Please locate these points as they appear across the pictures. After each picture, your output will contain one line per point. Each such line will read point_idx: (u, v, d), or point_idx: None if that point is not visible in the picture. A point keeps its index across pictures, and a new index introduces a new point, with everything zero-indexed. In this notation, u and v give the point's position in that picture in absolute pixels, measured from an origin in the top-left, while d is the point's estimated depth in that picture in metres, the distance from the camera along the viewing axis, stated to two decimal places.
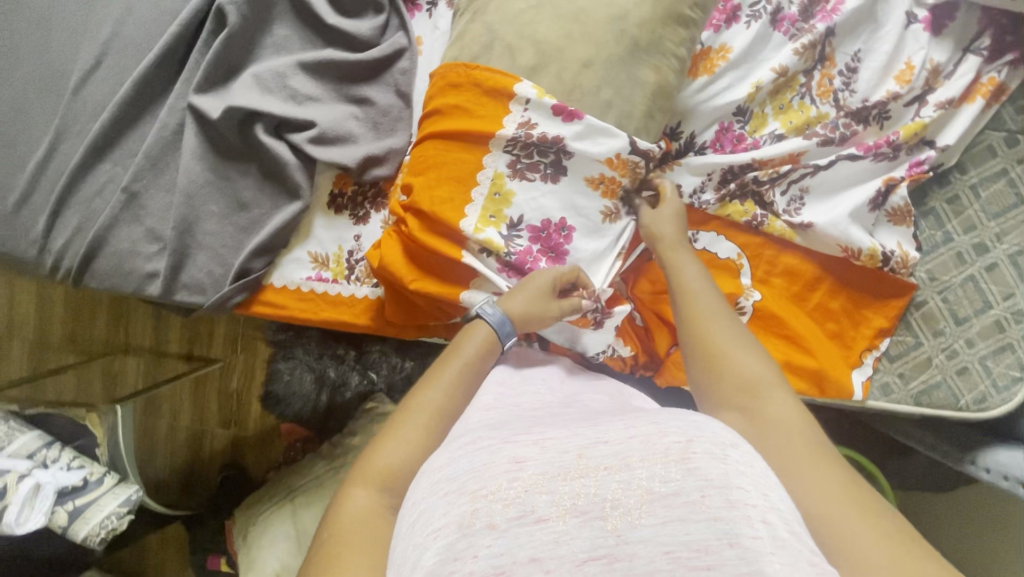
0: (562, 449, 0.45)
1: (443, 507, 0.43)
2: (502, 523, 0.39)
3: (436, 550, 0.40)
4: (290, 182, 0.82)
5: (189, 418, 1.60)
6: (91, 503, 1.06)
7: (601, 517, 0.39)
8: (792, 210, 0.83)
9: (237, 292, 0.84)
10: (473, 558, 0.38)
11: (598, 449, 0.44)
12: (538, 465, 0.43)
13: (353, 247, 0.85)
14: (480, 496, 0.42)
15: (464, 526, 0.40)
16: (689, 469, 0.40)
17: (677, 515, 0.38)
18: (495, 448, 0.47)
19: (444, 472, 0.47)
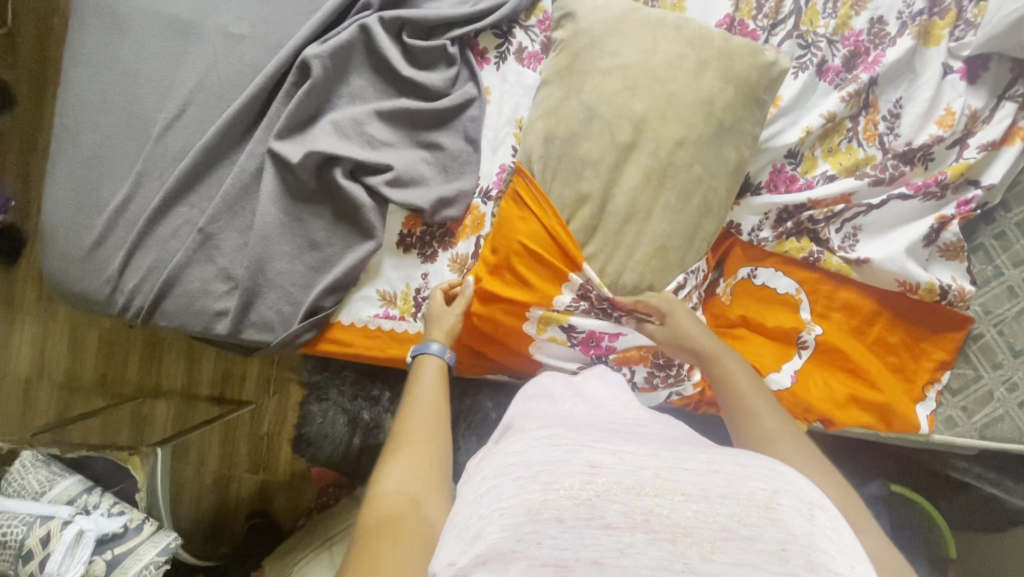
0: (640, 462, 0.44)
1: (513, 487, 0.44)
2: (571, 519, 0.40)
3: (501, 525, 0.41)
4: (364, 223, 0.84)
5: (217, 462, 1.57)
6: (129, 552, 1.03)
7: (670, 540, 0.40)
8: (847, 247, 0.86)
9: (307, 329, 0.86)
10: (537, 544, 0.40)
11: (678, 472, 0.43)
12: (614, 473, 0.43)
13: (421, 285, 0.87)
14: (552, 488, 0.42)
15: (531, 511, 0.41)
16: (771, 519, 0.40)
17: (752, 559, 0.38)
18: (571, 446, 0.46)
19: (525, 453, 0.47)
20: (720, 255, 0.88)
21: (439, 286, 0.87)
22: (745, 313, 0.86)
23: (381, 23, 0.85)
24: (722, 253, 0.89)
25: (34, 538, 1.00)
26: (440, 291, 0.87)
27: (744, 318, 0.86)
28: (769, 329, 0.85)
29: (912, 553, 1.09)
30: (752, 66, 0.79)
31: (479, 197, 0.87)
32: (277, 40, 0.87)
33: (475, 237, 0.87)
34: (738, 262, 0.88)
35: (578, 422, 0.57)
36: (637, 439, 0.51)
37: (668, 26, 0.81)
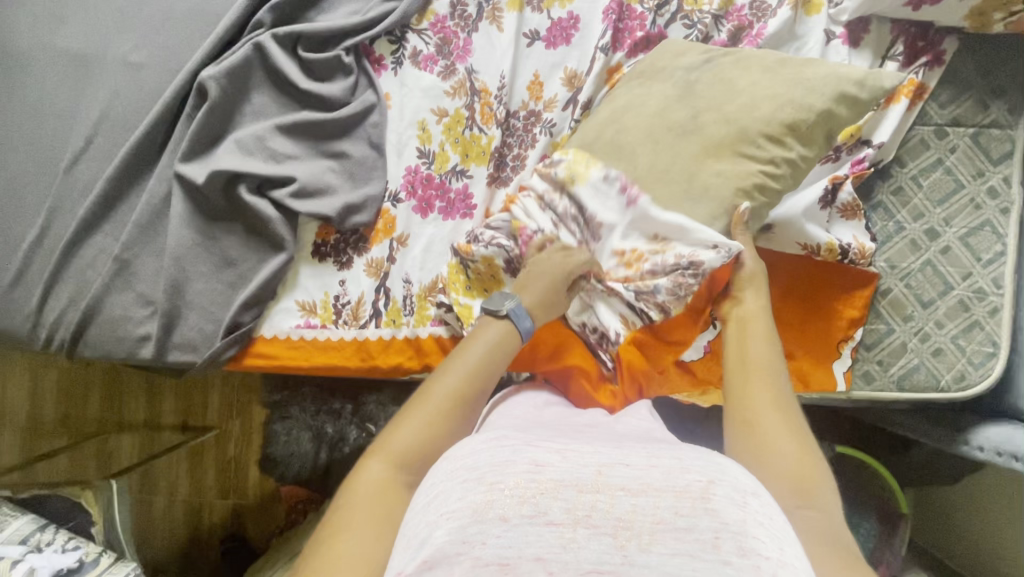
0: (583, 463, 0.49)
1: (460, 491, 0.47)
2: (515, 517, 0.44)
3: (447, 529, 0.44)
4: (275, 236, 0.86)
5: (187, 490, 1.58)
6: None
7: (610, 534, 0.44)
8: None
9: (229, 345, 0.87)
10: (482, 545, 0.43)
11: (619, 469, 0.48)
12: (557, 471, 0.48)
13: (339, 292, 0.88)
14: (496, 488, 0.46)
15: (478, 512, 0.45)
16: (706, 509, 0.44)
17: (687, 548, 0.42)
18: (519, 448, 0.51)
19: (477, 465, 0.50)
20: None
21: (357, 291, 0.88)
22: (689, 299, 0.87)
23: (275, 40, 0.87)
24: None
25: None
26: (357, 297, 0.88)
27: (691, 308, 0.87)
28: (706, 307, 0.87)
29: (864, 513, 1.10)
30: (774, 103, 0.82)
31: (389, 201, 0.89)
32: (176, 65, 0.89)
33: (388, 240, 0.89)
34: None
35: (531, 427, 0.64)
36: (581, 443, 0.55)
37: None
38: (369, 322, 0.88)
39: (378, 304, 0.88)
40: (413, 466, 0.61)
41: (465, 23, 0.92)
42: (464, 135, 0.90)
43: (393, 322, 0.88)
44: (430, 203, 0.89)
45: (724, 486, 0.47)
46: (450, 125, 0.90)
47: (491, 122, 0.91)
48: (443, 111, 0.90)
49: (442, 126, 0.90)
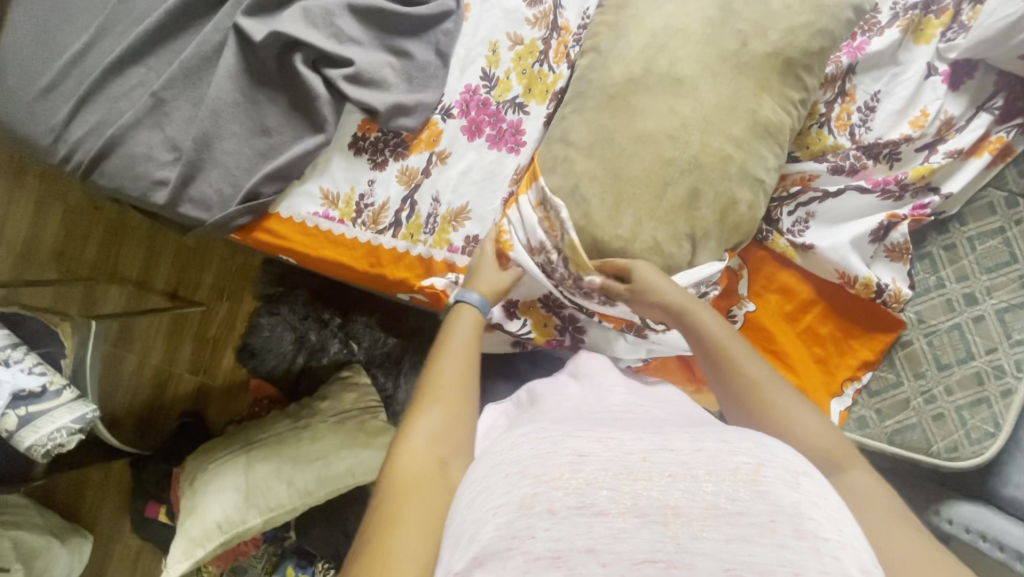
0: (625, 449, 0.47)
1: (505, 485, 0.45)
2: (563, 510, 0.41)
3: (494, 526, 0.43)
4: (317, 115, 0.82)
5: (160, 357, 1.57)
6: (44, 412, 1.05)
7: (660, 522, 0.40)
8: (796, 232, 0.85)
9: (242, 213, 0.84)
10: (530, 538, 0.40)
11: (664, 455, 0.46)
12: (600, 460, 0.45)
13: (365, 190, 0.86)
14: (541, 481, 0.44)
15: (523, 505, 0.42)
16: (758, 492, 0.41)
17: (742, 533, 0.39)
18: (559, 438, 0.48)
19: (509, 460, 0.48)
20: (761, 265, 0.86)
21: (383, 195, 0.86)
22: (773, 311, 0.86)
23: None
24: (765, 261, 0.86)
25: None
26: (382, 202, 0.86)
27: (775, 328, 0.85)
28: (790, 327, 0.86)
29: None
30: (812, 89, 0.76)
31: (440, 114, 0.86)
32: None
33: (428, 152, 0.86)
34: (765, 265, 0.86)
35: (566, 417, 0.59)
36: (626, 427, 0.54)
37: None
38: (388, 229, 0.86)
39: (400, 215, 0.86)
40: (441, 449, 0.59)
41: None
42: (532, 68, 0.86)
43: (412, 237, 0.86)
44: (480, 128, 0.86)
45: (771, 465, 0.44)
46: (521, 53, 0.86)
47: (563, 62, 0.87)
48: (519, 38, 0.86)
49: (514, 54, 0.86)
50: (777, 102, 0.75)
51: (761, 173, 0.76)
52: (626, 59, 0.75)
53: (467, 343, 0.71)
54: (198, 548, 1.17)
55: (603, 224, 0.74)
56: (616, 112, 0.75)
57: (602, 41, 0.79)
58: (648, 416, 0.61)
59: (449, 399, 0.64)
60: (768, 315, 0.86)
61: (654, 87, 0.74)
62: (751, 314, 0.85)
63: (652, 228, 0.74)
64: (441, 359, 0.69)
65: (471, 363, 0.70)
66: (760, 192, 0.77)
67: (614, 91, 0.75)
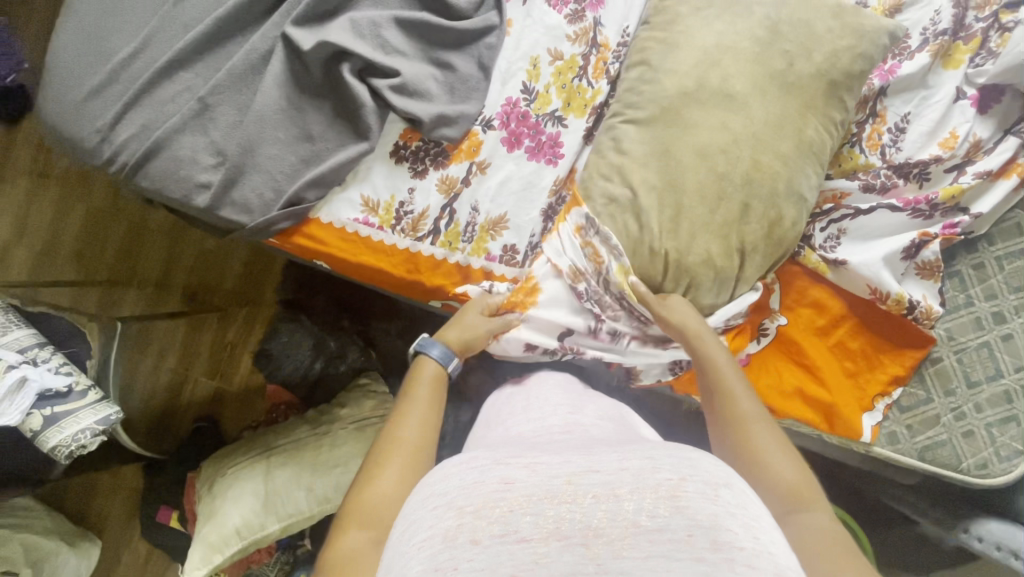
0: (552, 473, 0.50)
1: (431, 517, 0.49)
2: (486, 539, 0.45)
3: (421, 560, 0.45)
4: (362, 123, 0.84)
5: (177, 360, 1.57)
6: (69, 413, 1.04)
7: (581, 544, 0.44)
8: (827, 248, 0.87)
9: (284, 218, 0.86)
10: (456, 567, 0.44)
11: (589, 476, 0.49)
12: (525, 486, 0.49)
13: (405, 198, 0.87)
14: (465, 511, 0.47)
15: (449, 538, 0.46)
16: (678, 507, 0.45)
17: (661, 548, 0.43)
18: (485, 466, 0.52)
19: (441, 488, 0.51)
20: (792, 280, 0.88)
21: (423, 203, 0.87)
22: (805, 326, 0.87)
23: None
24: (796, 277, 0.88)
25: None
26: (422, 210, 0.87)
27: (808, 343, 0.86)
28: (821, 342, 0.87)
29: None
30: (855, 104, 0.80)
31: (480, 125, 0.87)
32: None
33: (468, 162, 0.87)
34: (797, 281, 0.88)
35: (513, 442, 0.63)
36: (559, 450, 0.58)
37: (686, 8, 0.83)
38: (427, 236, 0.87)
39: (439, 223, 0.87)
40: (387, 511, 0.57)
41: None
42: (572, 83, 0.88)
43: (450, 245, 0.87)
44: (519, 140, 0.88)
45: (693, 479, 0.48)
46: (562, 68, 0.88)
47: (602, 77, 0.90)
48: (559, 54, 0.88)
49: (554, 68, 0.88)
50: (821, 122, 0.78)
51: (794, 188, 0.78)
52: (678, 73, 0.80)
53: (432, 396, 0.72)
54: (216, 554, 1.16)
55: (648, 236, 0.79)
56: (671, 122, 0.80)
57: (652, 55, 0.83)
58: (587, 436, 0.65)
59: (406, 456, 0.64)
60: (800, 329, 0.87)
61: (709, 101, 0.79)
62: (783, 328, 0.87)
63: (700, 237, 0.78)
64: (403, 416, 0.69)
65: (433, 419, 0.70)
66: (803, 208, 0.80)
67: (669, 103, 0.80)
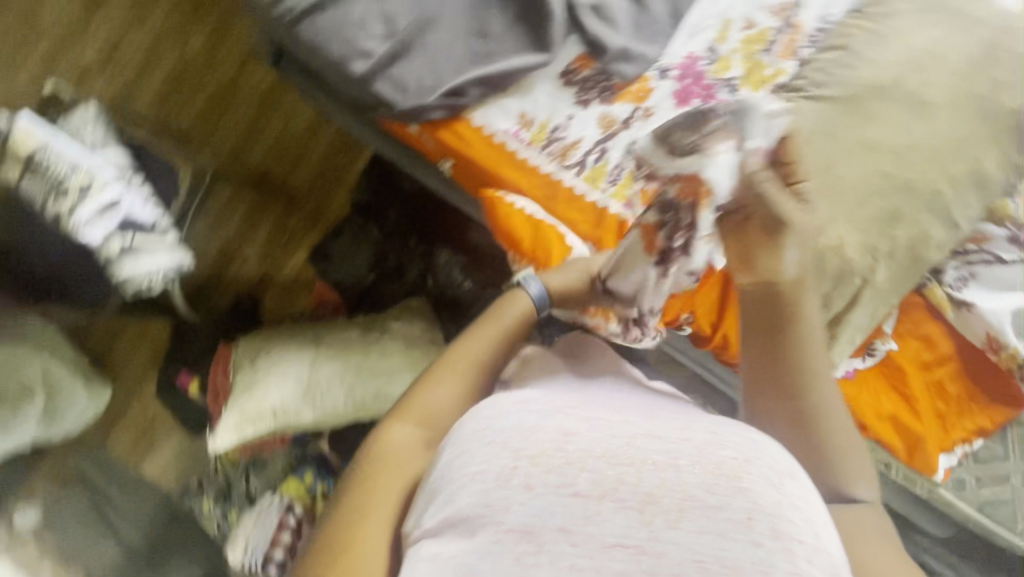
0: (613, 429, 0.40)
1: (485, 450, 0.40)
2: (540, 486, 0.37)
3: (472, 495, 0.38)
4: (545, 35, 0.82)
5: (229, 235, 1.53)
6: (148, 247, 1.01)
7: (636, 510, 0.36)
8: (955, 286, 0.85)
9: (438, 108, 0.84)
10: (505, 512, 0.37)
11: (652, 439, 0.40)
12: (587, 441, 0.39)
13: (561, 123, 0.86)
14: (523, 455, 0.38)
15: (501, 477, 0.38)
16: (740, 488, 0.37)
17: (717, 528, 0.35)
18: (547, 412, 0.42)
19: (493, 422, 0.42)
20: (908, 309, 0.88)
21: (578, 133, 0.86)
22: (910, 356, 0.88)
23: None
24: (914, 307, 0.88)
25: (75, 183, 0.95)
26: (575, 139, 0.86)
27: (910, 371, 0.87)
28: (922, 375, 0.88)
29: None
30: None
31: (656, 72, 0.85)
32: None
33: (634, 105, 0.85)
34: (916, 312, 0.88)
35: (557, 384, 0.53)
36: (616, 407, 0.49)
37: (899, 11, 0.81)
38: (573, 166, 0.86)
39: (588, 157, 0.86)
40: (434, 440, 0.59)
41: None
42: (757, 56, 0.85)
43: (592, 181, 0.86)
44: (689, 98, 0.84)
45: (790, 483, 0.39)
46: (751, 38, 0.86)
47: (789, 57, 0.84)
48: (751, 23, 0.86)
49: (743, 36, 0.86)
50: (1004, 161, 0.78)
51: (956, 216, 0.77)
52: (878, 65, 0.79)
53: (512, 324, 0.71)
54: (247, 426, 1.20)
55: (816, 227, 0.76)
56: (854, 110, 0.79)
57: (855, 41, 0.81)
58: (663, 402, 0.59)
59: (468, 372, 0.66)
60: (904, 356, 0.88)
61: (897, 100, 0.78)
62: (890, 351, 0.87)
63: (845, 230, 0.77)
64: (475, 337, 0.69)
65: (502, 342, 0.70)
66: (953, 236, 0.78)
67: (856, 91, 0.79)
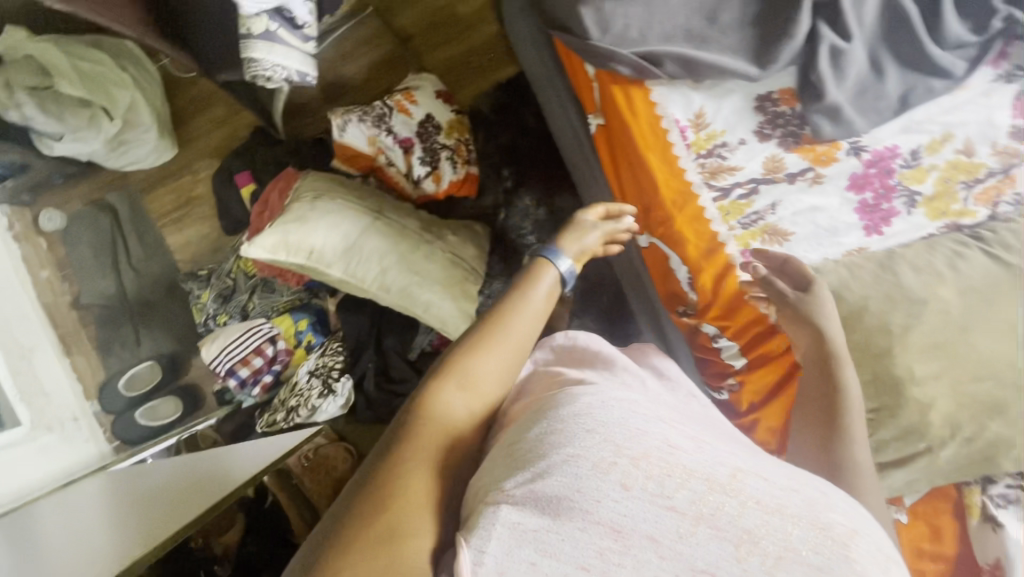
0: (720, 462, 0.50)
1: (583, 434, 0.50)
2: (635, 489, 0.47)
3: (560, 479, 0.48)
4: (770, 50, 0.78)
5: (353, 71, 1.53)
6: (285, 44, 1.00)
7: (731, 541, 0.46)
8: (994, 502, 0.84)
9: (629, 64, 0.80)
10: (597, 502, 0.47)
11: (753, 481, 0.49)
12: (691, 460, 0.49)
13: (730, 143, 0.84)
14: (625, 454, 0.48)
15: (601, 468, 0.48)
16: (846, 554, 0.45)
17: None
18: (655, 420, 0.53)
19: (593, 413, 0.52)
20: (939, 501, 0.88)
21: (739, 162, 0.84)
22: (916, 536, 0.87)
23: None
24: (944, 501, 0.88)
25: None
26: (734, 165, 0.84)
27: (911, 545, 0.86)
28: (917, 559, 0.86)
29: None
30: None
31: (849, 147, 0.83)
32: None
33: (809, 166, 0.83)
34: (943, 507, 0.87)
35: (678, 412, 0.60)
36: (727, 440, 0.58)
37: None
38: (716, 189, 0.85)
39: (734, 189, 0.85)
40: (468, 424, 0.62)
41: None
42: (953, 185, 0.81)
43: (725, 212, 0.86)
44: (864, 187, 0.83)
45: (861, 538, 0.47)
46: (958, 166, 0.81)
47: (983, 206, 0.81)
48: (970, 150, 0.81)
49: (953, 160, 0.81)
50: None
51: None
52: None
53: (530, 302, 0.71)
54: (283, 252, 1.17)
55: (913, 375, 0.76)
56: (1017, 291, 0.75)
57: None
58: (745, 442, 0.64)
59: (499, 350, 0.66)
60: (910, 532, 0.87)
61: None
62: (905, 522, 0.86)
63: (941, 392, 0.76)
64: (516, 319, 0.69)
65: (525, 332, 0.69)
66: None
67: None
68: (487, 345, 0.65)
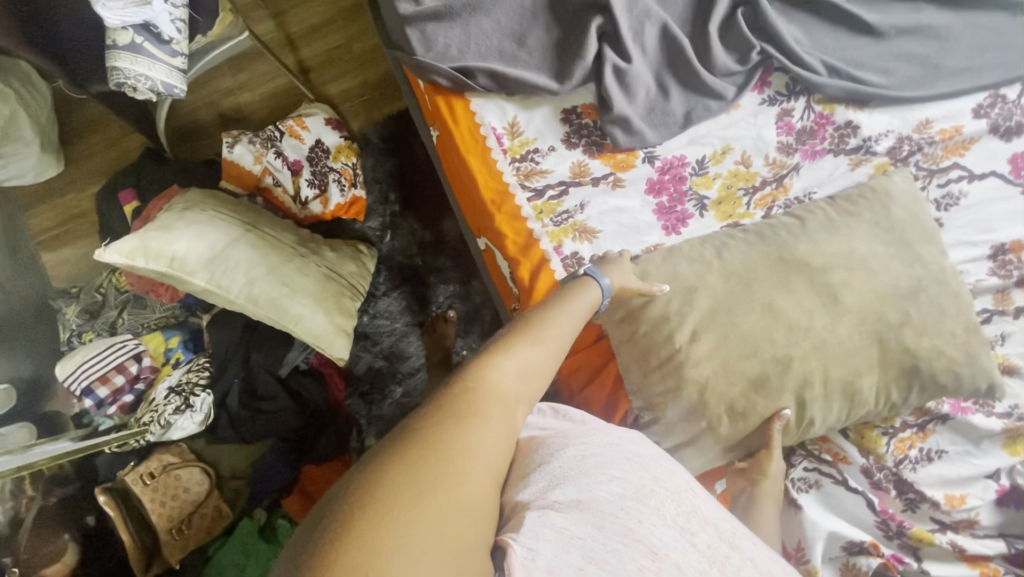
0: (724, 519, 0.63)
1: (621, 465, 0.59)
2: (669, 517, 0.56)
3: (609, 489, 0.56)
4: (568, 70, 0.95)
5: (250, 98, 1.60)
6: (151, 57, 1.05)
7: None
8: (797, 486, 0.92)
9: (446, 76, 0.95)
10: (639, 521, 0.54)
11: (746, 543, 0.62)
12: (701, 505, 0.61)
13: (541, 148, 0.96)
14: (660, 485, 0.59)
15: (642, 494, 0.57)
16: None
17: None
18: (669, 465, 0.65)
19: (628, 447, 0.63)
20: None
21: (549, 164, 0.96)
22: None
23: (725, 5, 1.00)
24: None
25: None
26: (545, 169, 0.96)
27: None
28: None
29: None
30: (910, 392, 0.86)
31: (645, 155, 0.97)
32: None
33: (611, 170, 0.97)
34: None
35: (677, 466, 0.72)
36: None
37: (857, 221, 0.91)
38: (531, 189, 0.95)
39: (547, 189, 0.95)
40: (514, 408, 0.59)
41: (838, 141, 1.02)
42: (735, 190, 0.98)
43: (539, 211, 0.94)
44: (661, 191, 0.97)
45: None
46: (739, 174, 0.99)
47: (761, 207, 0.99)
48: (747, 162, 0.99)
49: (733, 169, 0.99)
50: (878, 389, 0.85)
51: (815, 413, 0.85)
52: (818, 250, 0.88)
53: (584, 310, 0.75)
54: (142, 258, 1.12)
55: (692, 351, 0.85)
56: (781, 273, 0.87)
57: (811, 222, 0.91)
58: None
59: (551, 344, 0.67)
60: None
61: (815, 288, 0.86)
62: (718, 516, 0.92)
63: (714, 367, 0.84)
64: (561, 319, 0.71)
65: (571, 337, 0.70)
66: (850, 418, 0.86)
67: (785, 258, 0.88)
68: (536, 332, 0.67)
